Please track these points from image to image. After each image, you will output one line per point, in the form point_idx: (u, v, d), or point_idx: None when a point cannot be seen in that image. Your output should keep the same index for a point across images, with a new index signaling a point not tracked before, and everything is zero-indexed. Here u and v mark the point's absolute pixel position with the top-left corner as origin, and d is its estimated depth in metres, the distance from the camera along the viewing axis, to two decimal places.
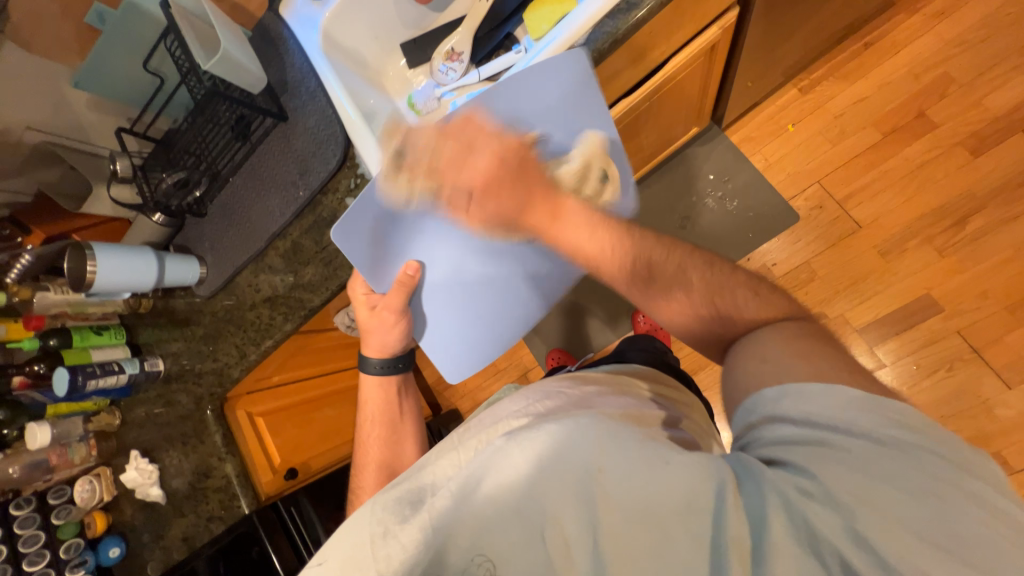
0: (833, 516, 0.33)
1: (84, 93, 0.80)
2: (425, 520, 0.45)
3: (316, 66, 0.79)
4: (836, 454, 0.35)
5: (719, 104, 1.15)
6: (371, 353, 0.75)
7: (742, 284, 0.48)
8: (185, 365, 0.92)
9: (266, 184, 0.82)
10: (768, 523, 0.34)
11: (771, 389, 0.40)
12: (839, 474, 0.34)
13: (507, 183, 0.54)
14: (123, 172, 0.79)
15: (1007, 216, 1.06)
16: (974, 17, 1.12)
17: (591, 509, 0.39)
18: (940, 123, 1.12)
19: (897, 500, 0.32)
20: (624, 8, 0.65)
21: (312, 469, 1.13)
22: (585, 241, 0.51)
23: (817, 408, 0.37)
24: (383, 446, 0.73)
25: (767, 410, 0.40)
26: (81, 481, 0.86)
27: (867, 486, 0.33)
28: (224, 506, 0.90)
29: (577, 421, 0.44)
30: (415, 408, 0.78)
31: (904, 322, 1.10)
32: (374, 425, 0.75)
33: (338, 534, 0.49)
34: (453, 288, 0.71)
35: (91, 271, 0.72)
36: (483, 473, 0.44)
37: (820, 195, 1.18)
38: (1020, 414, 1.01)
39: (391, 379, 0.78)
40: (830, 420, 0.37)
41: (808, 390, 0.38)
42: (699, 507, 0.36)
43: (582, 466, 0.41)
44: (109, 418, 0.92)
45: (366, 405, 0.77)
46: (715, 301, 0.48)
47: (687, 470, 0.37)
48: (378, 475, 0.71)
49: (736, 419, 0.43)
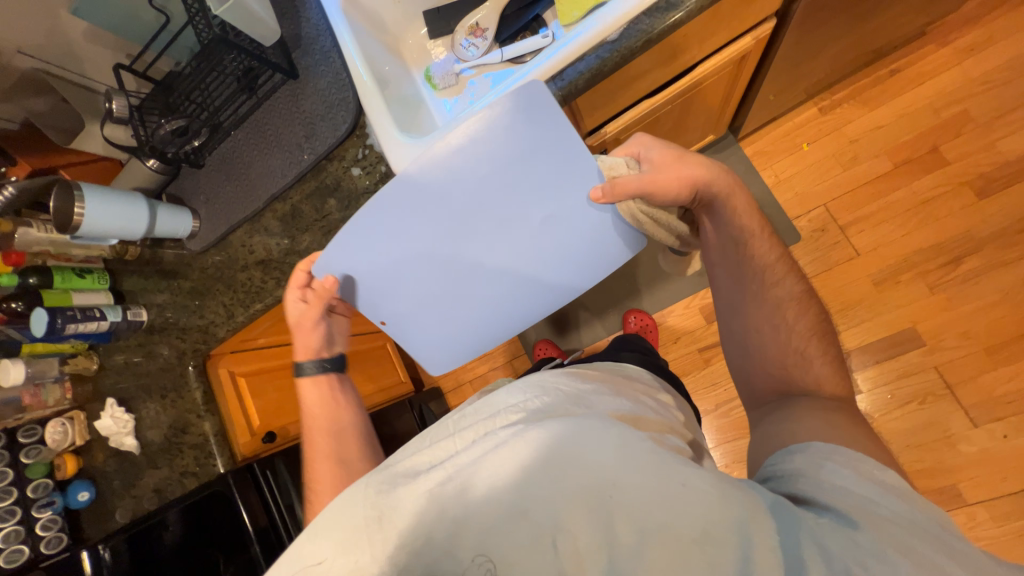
0: (875, 561, 0.37)
1: (82, 21, 0.75)
2: (423, 506, 0.45)
3: (333, 23, 0.75)
4: (875, 510, 0.41)
5: (739, 113, 1.13)
6: (300, 357, 0.71)
7: (816, 355, 0.59)
8: (169, 319, 0.91)
9: (270, 143, 0.79)
10: (804, 564, 0.37)
11: (821, 443, 0.49)
12: (876, 522, 0.40)
13: (682, 157, 0.61)
14: (119, 112, 0.75)
15: (1000, 261, 1.08)
16: (1001, 57, 1.12)
17: (607, 520, 0.42)
18: (952, 160, 1.12)
19: (933, 561, 0.37)
20: (662, 7, 0.63)
21: (291, 433, 1.12)
22: (744, 207, 0.63)
23: (860, 472, 0.45)
24: (329, 440, 0.69)
25: (814, 461, 0.47)
26: (53, 423, 0.83)
27: (906, 543, 0.38)
28: (198, 463, 0.92)
29: (585, 423, 0.46)
30: (355, 398, 0.74)
31: (886, 352, 1.13)
32: (314, 422, 0.71)
33: (330, 512, 0.47)
34: (419, 305, 0.63)
35: (79, 213, 0.68)
36: (488, 468, 0.45)
37: (824, 218, 1.19)
38: (981, 451, 1.05)
39: (327, 376, 0.73)
40: (871, 481, 0.44)
41: (854, 456, 0.47)
42: (717, 532, 0.39)
43: (597, 476, 0.43)
44: (87, 362, 0.89)
45: (303, 403, 0.72)
46: (804, 343, 0.59)
47: (708, 496, 0.40)
48: (332, 470, 0.67)
49: (779, 464, 0.50)
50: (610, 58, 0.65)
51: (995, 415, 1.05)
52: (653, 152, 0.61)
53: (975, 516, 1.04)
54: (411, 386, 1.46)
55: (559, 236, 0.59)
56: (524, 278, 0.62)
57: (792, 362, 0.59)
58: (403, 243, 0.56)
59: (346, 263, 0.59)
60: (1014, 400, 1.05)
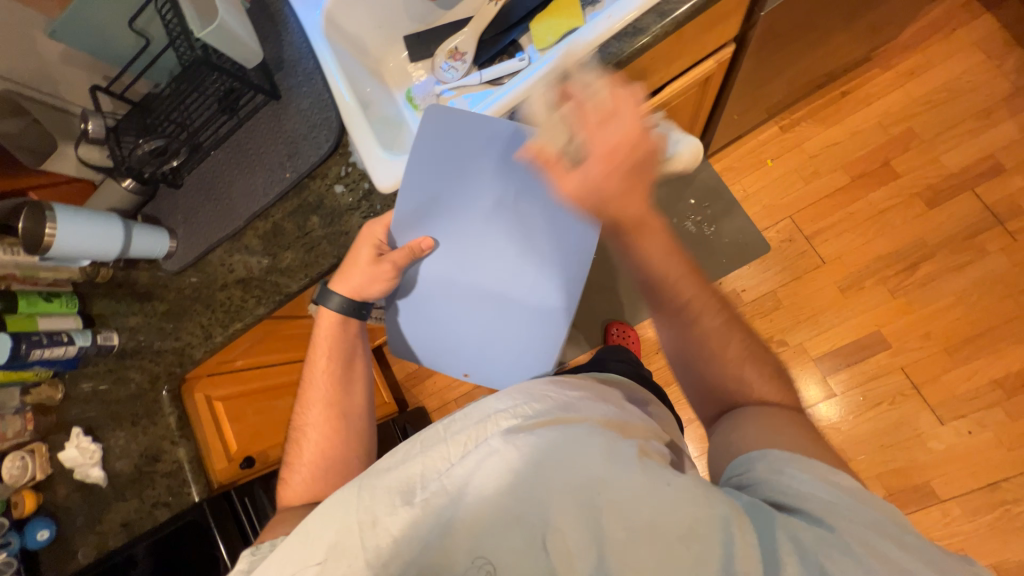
0: (844, 560, 0.37)
1: (58, 44, 0.75)
2: (418, 515, 0.46)
3: (315, 47, 0.77)
4: (836, 509, 0.42)
5: (706, 133, 1.19)
6: (334, 289, 0.73)
7: (764, 367, 0.59)
8: (141, 342, 0.88)
9: (251, 161, 0.80)
10: (782, 561, 0.38)
11: (776, 452, 0.48)
12: (841, 523, 0.40)
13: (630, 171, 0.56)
14: (95, 132, 0.75)
15: (952, 265, 1.15)
16: (939, 79, 1.22)
17: (597, 520, 0.43)
18: (902, 173, 1.21)
19: (895, 559, 0.38)
20: (630, 32, 0.67)
21: (269, 458, 1.09)
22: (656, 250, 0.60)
23: (822, 474, 0.45)
24: (333, 385, 0.74)
25: (772, 465, 0.47)
26: (11, 458, 0.79)
27: (870, 542, 0.39)
28: (172, 493, 0.86)
29: (577, 430, 0.48)
30: (368, 355, 0.77)
31: (856, 355, 1.17)
32: (326, 358, 0.75)
33: (323, 517, 0.49)
34: (467, 325, 0.76)
35: (50, 234, 0.67)
36: (480, 473, 0.47)
37: (790, 229, 1.25)
38: (949, 448, 1.10)
39: (348, 320, 0.75)
40: (829, 482, 0.44)
41: (813, 460, 0.46)
42: (704, 532, 0.39)
43: (588, 479, 0.44)
44: (51, 391, 0.85)
45: (320, 338, 0.75)
46: (742, 366, 0.59)
47: (692, 495, 0.41)
48: (327, 415, 0.73)
49: (736, 467, 0.50)
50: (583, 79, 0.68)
51: (959, 412, 1.11)
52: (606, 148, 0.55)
53: (949, 512, 1.08)
54: (395, 406, 1.44)
55: (525, 222, 0.68)
56: (519, 276, 0.71)
57: (745, 383, 0.58)
58: (433, 266, 0.72)
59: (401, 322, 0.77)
60: (976, 397, 1.10)
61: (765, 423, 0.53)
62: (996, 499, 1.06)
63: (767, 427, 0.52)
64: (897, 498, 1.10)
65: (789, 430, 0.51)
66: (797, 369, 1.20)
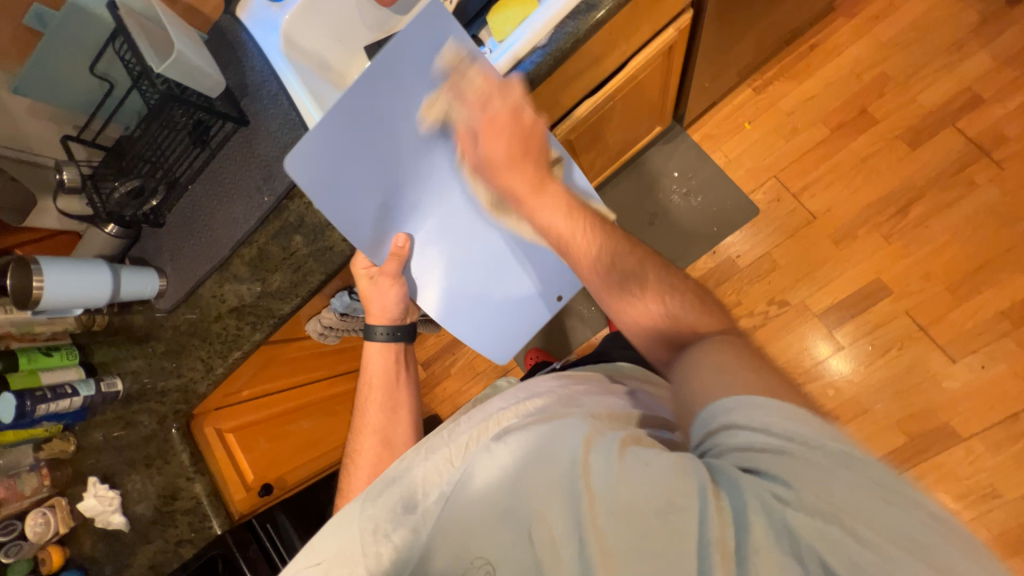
0: (812, 520, 0.35)
1: (26, 100, 0.76)
2: (413, 525, 0.50)
3: (278, 69, 0.78)
4: (806, 461, 0.38)
5: (679, 105, 1.19)
6: (375, 321, 0.79)
7: (690, 292, 0.57)
8: (146, 384, 0.87)
9: (228, 191, 0.80)
10: (750, 526, 0.36)
11: (729, 398, 0.43)
12: (807, 479, 0.37)
13: (523, 144, 0.60)
14: (71, 181, 0.74)
15: (943, 203, 1.14)
16: (906, 19, 1.21)
17: (578, 506, 0.42)
18: (880, 118, 1.20)
19: (866, 509, 0.35)
20: (583, 8, 0.67)
21: (286, 484, 1.13)
22: (552, 220, 0.59)
23: (776, 417, 0.40)
24: (382, 411, 0.76)
25: (728, 418, 0.42)
26: (34, 515, 0.81)
27: (838, 495, 0.36)
28: (194, 529, 0.86)
29: (566, 423, 0.49)
30: (413, 377, 0.81)
31: (859, 305, 1.17)
32: (375, 389, 0.78)
33: (324, 535, 0.53)
34: (492, 293, 0.78)
35: (38, 288, 0.67)
36: (473, 472, 0.49)
37: (777, 188, 1.24)
38: (964, 386, 1.09)
39: (394, 346, 0.81)
40: (793, 428, 0.39)
41: (763, 399, 0.42)
42: (681, 504, 0.39)
43: (570, 466, 0.45)
44: (63, 445, 0.85)
45: (368, 368, 0.81)
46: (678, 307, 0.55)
47: (670, 469, 0.40)
48: (375, 443, 0.74)
49: (697, 426, 0.45)
50: (543, 62, 0.68)
51: (970, 347, 1.10)
52: (488, 124, 0.60)
53: (973, 449, 1.07)
54: None
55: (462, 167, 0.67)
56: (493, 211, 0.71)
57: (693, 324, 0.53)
58: (422, 256, 0.73)
59: (448, 307, 0.77)
60: (984, 331, 1.09)
61: (722, 357, 0.47)
62: (1019, 430, 1.05)
63: (729, 359, 0.47)
64: (919, 443, 1.10)
65: (745, 363, 0.46)
66: (802, 327, 1.19)
